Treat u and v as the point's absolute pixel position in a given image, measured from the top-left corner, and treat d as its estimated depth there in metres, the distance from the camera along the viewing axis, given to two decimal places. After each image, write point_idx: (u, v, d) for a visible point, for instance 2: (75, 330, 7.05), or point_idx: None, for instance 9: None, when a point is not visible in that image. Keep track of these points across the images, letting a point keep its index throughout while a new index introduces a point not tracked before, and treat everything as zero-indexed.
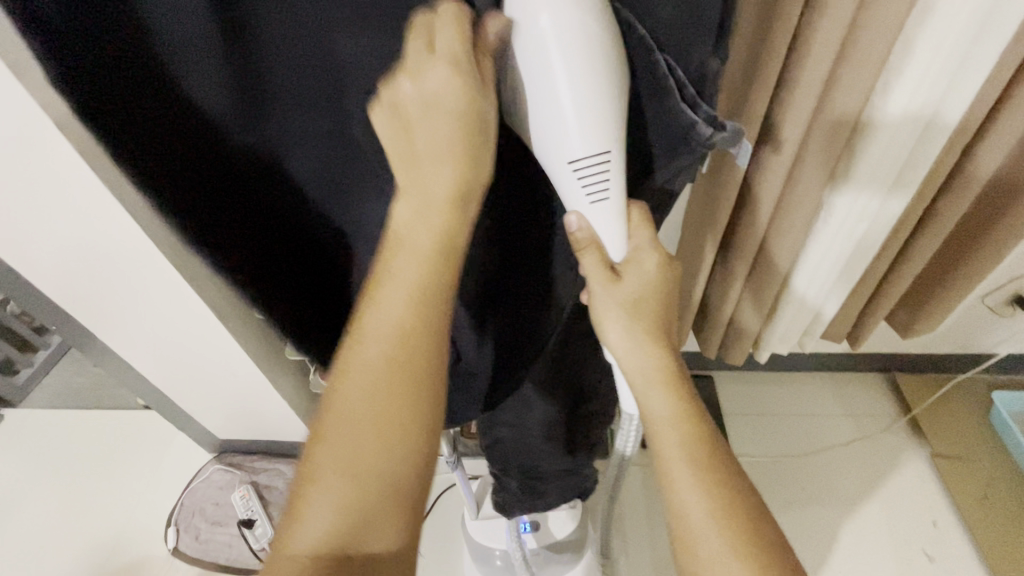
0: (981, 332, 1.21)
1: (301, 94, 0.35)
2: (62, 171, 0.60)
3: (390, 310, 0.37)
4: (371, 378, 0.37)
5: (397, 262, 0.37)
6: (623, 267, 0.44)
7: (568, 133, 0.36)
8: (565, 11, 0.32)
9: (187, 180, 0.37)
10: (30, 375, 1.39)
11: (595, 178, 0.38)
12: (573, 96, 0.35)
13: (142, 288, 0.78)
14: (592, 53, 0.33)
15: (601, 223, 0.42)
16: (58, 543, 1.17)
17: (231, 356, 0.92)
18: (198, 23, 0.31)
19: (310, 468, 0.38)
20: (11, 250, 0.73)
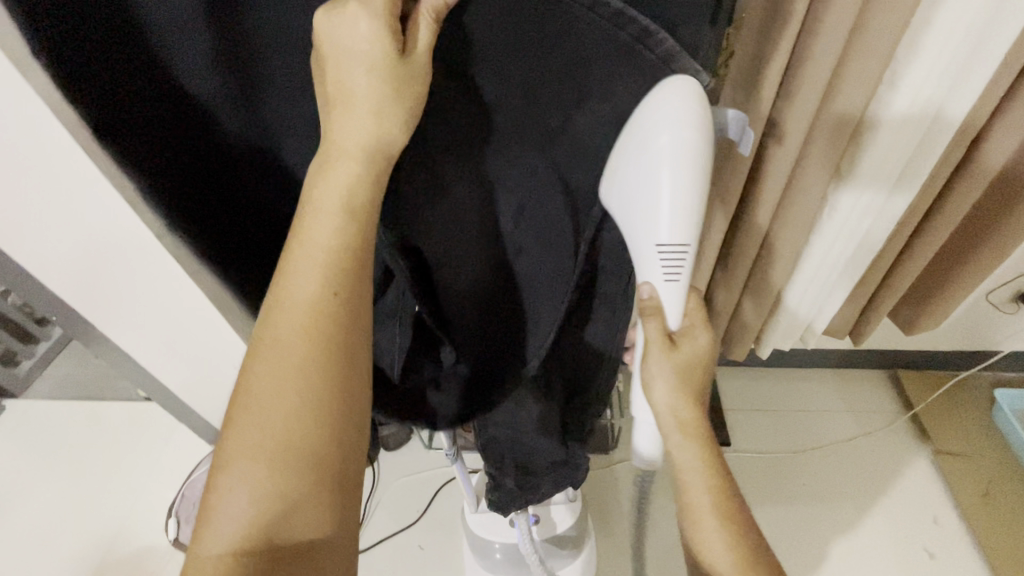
0: (985, 330, 1.21)
1: (285, 79, 0.38)
2: (60, 162, 0.59)
3: (301, 281, 0.36)
4: (281, 352, 0.36)
5: (308, 237, 0.37)
6: (680, 338, 0.49)
7: (662, 226, 0.42)
8: (686, 133, 0.38)
9: (174, 157, 0.40)
10: (33, 365, 1.40)
11: (675, 264, 0.44)
12: (672, 194, 0.41)
13: (142, 280, 0.78)
14: (696, 168, 0.40)
15: (669, 299, 0.47)
16: (59, 533, 1.17)
17: (231, 348, 0.92)
18: (188, 17, 0.34)
19: (223, 454, 0.36)
20: (11, 241, 0.72)
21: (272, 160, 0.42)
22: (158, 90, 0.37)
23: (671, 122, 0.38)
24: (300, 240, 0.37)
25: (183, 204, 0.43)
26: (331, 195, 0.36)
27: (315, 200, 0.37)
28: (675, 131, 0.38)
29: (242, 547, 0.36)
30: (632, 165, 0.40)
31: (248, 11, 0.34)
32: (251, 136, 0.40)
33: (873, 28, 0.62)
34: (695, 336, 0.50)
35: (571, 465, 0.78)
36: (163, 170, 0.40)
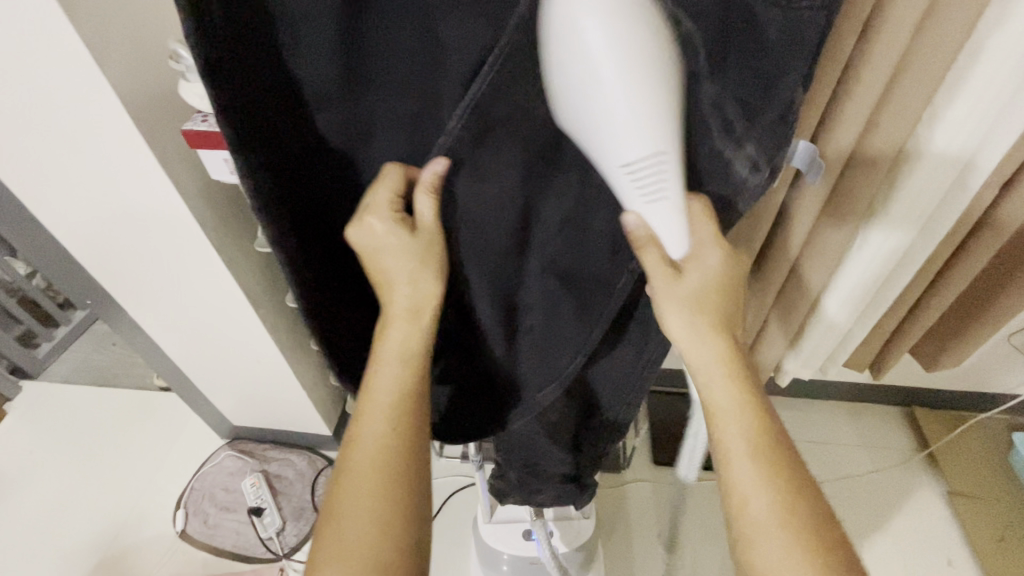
0: (1005, 372, 1.20)
1: (393, 74, 0.41)
2: (122, 149, 0.62)
3: (378, 397, 0.48)
4: (371, 427, 0.48)
5: (387, 342, 0.49)
6: (684, 263, 0.45)
7: (620, 133, 0.37)
8: (607, 16, 0.34)
9: (273, 146, 0.42)
10: (51, 349, 1.42)
11: (649, 179, 0.39)
12: (622, 96, 0.35)
13: (179, 268, 0.80)
14: (632, 54, 0.35)
15: (663, 224, 0.42)
16: (66, 517, 1.17)
17: (257, 341, 0.92)
18: (323, 10, 0.37)
19: (329, 527, 0.46)
20: (57, 222, 0.75)
21: (360, 150, 0.45)
22: (279, 77, 0.40)
23: (584, 5, 0.34)
24: (384, 343, 0.49)
25: (275, 195, 0.44)
26: (401, 349, 0.49)
27: (390, 315, 0.49)
28: (594, 14, 0.34)
29: None
30: (559, 58, 0.35)
31: (375, 13, 0.38)
32: (344, 127, 0.43)
33: (917, 68, 0.62)
34: (703, 257, 0.45)
35: (572, 484, 0.78)
36: (263, 162, 0.42)
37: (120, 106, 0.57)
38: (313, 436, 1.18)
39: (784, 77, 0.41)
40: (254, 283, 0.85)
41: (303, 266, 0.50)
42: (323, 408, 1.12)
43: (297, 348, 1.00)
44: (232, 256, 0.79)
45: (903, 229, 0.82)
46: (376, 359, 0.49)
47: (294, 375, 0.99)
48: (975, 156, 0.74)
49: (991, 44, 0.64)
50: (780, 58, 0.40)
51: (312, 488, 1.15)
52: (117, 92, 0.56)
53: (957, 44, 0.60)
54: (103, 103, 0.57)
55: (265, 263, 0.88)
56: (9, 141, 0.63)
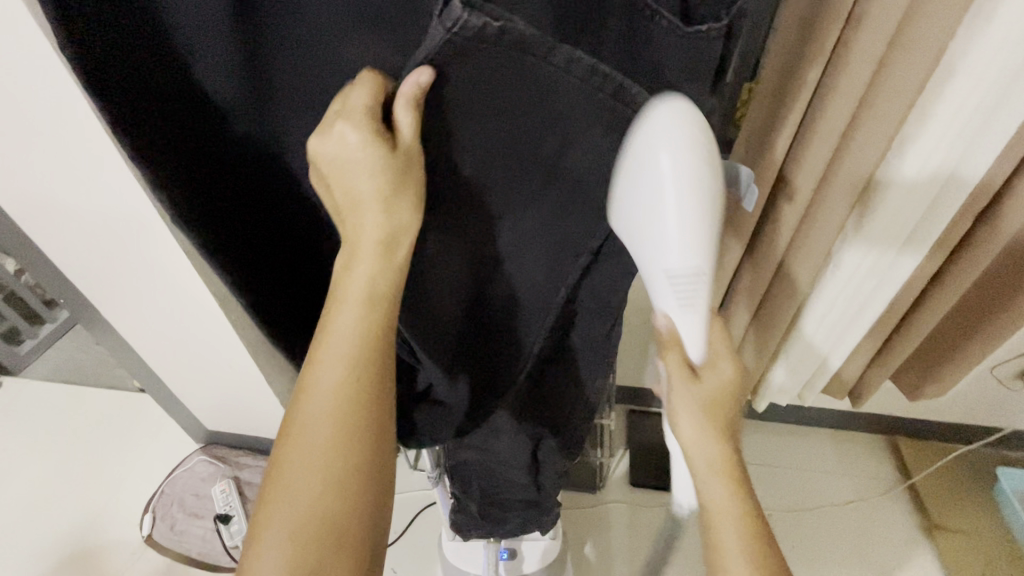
0: (990, 403, 1.18)
1: (302, 72, 0.39)
2: (91, 150, 0.62)
3: (331, 358, 0.42)
4: (325, 383, 0.43)
5: (344, 287, 0.42)
6: (704, 369, 0.45)
7: (668, 248, 0.39)
8: (683, 150, 0.36)
9: (183, 161, 0.42)
10: (34, 346, 1.42)
11: (687, 292, 0.41)
12: (677, 217, 0.38)
13: (147, 270, 0.79)
14: (700, 184, 0.37)
15: (686, 329, 0.43)
16: (34, 517, 1.16)
17: (227, 345, 0.91)
18: (213, 17, 0.37)
19: (276, 472, 0.44)
20: (29, 221, 0.75)
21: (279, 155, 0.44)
22: (180, 87, 0.40)
23: (670, 136, 0.36)
24: (342, 290, 0.42)
25: (199, 207, 0.44)
26: (360, 296, 0.41)
27: (354, 245, 0.41)
28: (672, 150, 0.36)
29: (288, 557, 0.43)
30: (631, 181, 0.38)
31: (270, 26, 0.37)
32: (255, 122, 0.42)
33: (885, 96, 0.62)
34: (720, 365, 0.46)
35: (533, 508, 0.77)
36: (161, 154, 0.41)
37: (87, 108, 0.57)
38: None
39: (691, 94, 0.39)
40: None
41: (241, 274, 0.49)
42: None
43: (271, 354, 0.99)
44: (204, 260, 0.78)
45: (880, 251, 0.82)
46: (332, 313, 0.43)
47: (266, 381, 0.98)
48: (945, 186, 0.74)
49: (959, 70, 0.63)
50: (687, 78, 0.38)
51: None
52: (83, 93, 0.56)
53: (924, 74, 0.60)
54: (70, 106, 0.57)
55: None
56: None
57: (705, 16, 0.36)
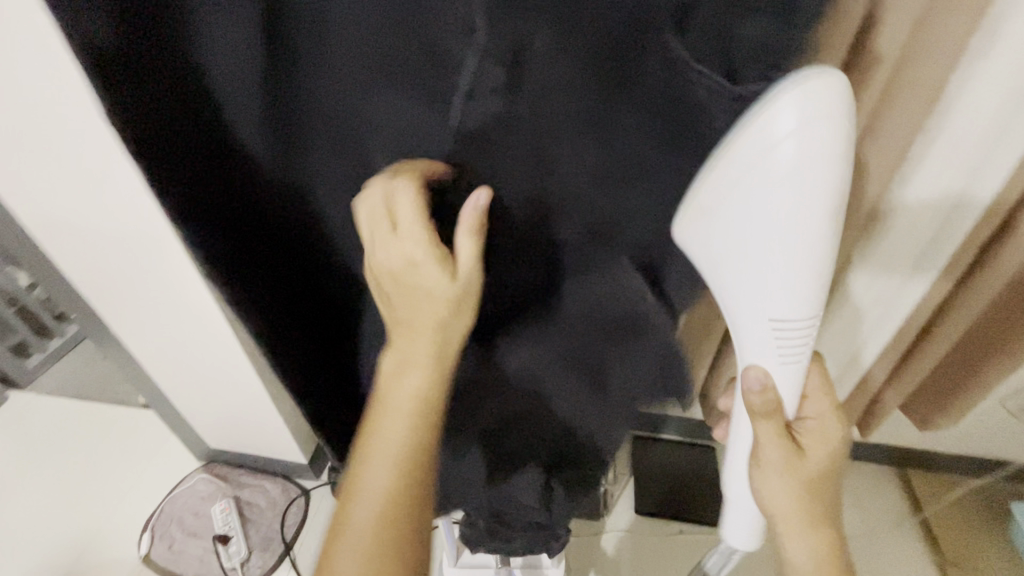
0: (1004, 437, 1.15)
1: (340, 136, 0.39)
2: (110, 166, 0.64)
3: (383, 443, 0.47)
4: (377, 466, 0.47)
5: (394, 381, 0.46)
6: (803, 441, 0.52)
7: (777, 294, 0.41)
8: (805, 186, 0.35)
9: (211, 204, 0.43)
10: (42, 359, 1.44)
11: (789, 336, 0.44)
12: (790, 263, 0.39)
13: (159, 285, 0.80)
14: (828, 222, 0.37)
15: (783, 379, 0.48)
16: (33, 532, 1.15)
17: (233, 362, 0.92)
18: (242, 74, 0.35)
19: (332, 546, 0.48)
20: (45, 235, 0.77)
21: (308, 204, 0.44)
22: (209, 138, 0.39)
23: (784, 150, 0.34)
24: (389, 383, 0.47)
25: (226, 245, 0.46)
26: (407, 388, 0.46)
27: (408, 344, 0.46)
28: (795, 181, 0.35)
29: None
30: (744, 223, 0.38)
31: (300, 83, 0.36)
32: (283, 176, 0.42)
33: None
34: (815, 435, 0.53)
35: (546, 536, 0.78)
36: (191, 199, 0.42)
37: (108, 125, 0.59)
38: (288, 465, 1.16)
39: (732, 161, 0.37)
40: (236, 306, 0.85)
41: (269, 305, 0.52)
42: (300, 435, 1.10)
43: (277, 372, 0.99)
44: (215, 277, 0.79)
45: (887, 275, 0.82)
46: (381, 402, 0.47)
47: (270, 400, 0.98)
48: (954, 210, 0.73)
49: (961, 103, 0.64)
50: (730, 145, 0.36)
51: (282, 518, 1.12)
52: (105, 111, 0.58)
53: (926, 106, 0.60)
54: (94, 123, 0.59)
55: None
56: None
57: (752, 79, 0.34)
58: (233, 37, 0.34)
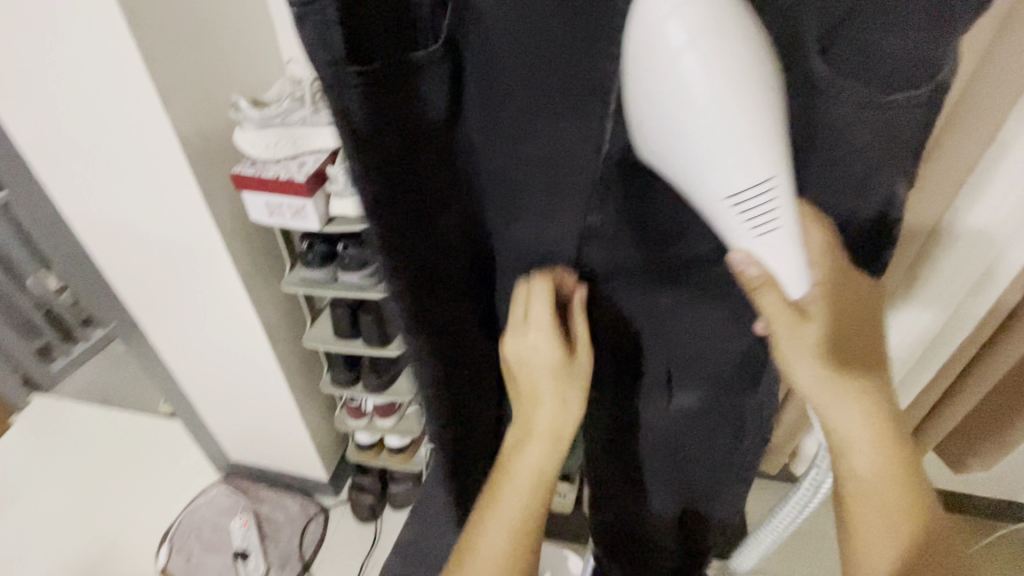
0: None
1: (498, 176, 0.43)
2: (169, 181, 0.64)
3: (496, 528, 0.42)
4: (484, 557, 0.41)
5: (514, 464, 0.42)
6: (812, 306, 0.38)
7: (722, 166, 0.32)
8: (698, 32, 0.29)
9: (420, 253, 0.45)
10: (67, 363, 1.45)
11: (762, 211, 0.34)
12: (722, 117, 0.30)
13: (201, 298, 0.80)
14: (732, 50, 0.29)
15: (781, 261, 0.36)
16: (51, 539, 1.15)
17: (267, 376, 0.91)
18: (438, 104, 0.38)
19: None
20: (94, 244, 0.77)
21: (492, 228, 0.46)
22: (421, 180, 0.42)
23: (673, 23, 0.29)
24: (512, 465, 0.42)
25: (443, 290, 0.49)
26: (529, 470, 0.42)
27: (532, 425, 0.42)
28: (682, 25, 0.29)
29: None
30: (649, 94, 0.31)
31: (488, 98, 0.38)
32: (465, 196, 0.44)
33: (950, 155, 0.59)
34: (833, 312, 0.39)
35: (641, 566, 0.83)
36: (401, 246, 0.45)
37: (175, 140, 0.60)
38: (310, 480, 1.15)
39: (881, 167, 0.38)
40: (277, 321, 0.85)
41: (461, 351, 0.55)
42: (324, 451, 1.10)
43: (308, 386, 0.99)
44: (259, 291, 0.79)
45: (931, 312, 0.80)
46: (498, 484, 0.43)
47: (300, 414, 0.98)
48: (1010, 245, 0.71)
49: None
50: (875, 151, 0.37)
51: (301, 534, 1.11)
52: (172, 126, 0.59)
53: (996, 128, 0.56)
54: (162, 138, 0.60)
55: (287, 301, 0.87)
56: (61, 163, 0.67)
57: (901, 89, 0.35)
58: (438, 81, 0.36)
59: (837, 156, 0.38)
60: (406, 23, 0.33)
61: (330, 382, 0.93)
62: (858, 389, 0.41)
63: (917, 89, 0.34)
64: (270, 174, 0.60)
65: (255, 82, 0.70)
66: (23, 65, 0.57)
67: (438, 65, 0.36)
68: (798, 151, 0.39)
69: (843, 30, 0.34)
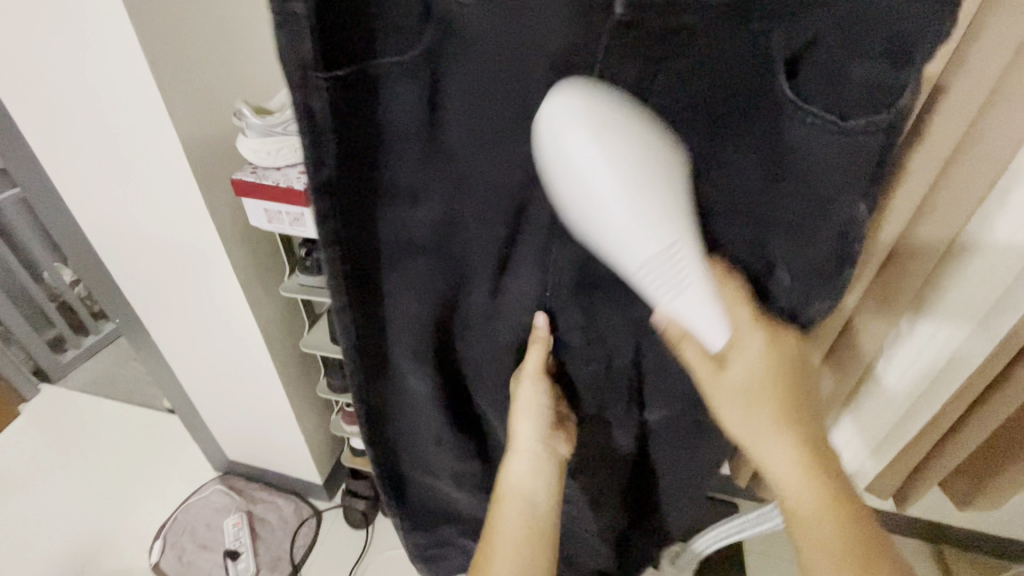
0: None
1: (448, 202, 0.43)
2: (172, 187, 0.66)
3: (504, 535, 0.51)
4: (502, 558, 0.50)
5: (512, 477, 0.54)
6: (730, 354, 0.41)
7: (629, 236, 0.35)
8: (592, 124, 0.33)
9: (378, 262, 0.45)
10: (76, 355, 1.47)
11: (671, 278, 0.37)
12: (617, 187, 0.34)
13: (200, 300, 0.81)
14: (624, 137, 0.34)
15: (695, 318, 0.39)
16: (48, 529, 1.16)
17: (263, 379, 0.92)
18: (412, 118, 0.38)
19: None
20: (100, 243, 0.79)
21: (465, 245, 0.45)
22: (381, 191, 0.41)
23: (569, 118, 0.33)
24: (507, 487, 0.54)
25: (396, 303, 0.48)
26: (522, 484, 0.53)
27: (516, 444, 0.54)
28: (580, 125, 0.33)
29: None
30: (553, 177, 0.35)
31: (459, 109, 0.38)
32: (434, 216, 0.43)
33: (960, 174, 0.57)
34: (745, 341, 0.41)
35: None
36: (359, 253, 0.44)
37: (177, 145, 0.61)
38: (304, 483, 1.15)
39: (843, 193, 0.38)
40: (274, 324, 0.86)
41: (422, 373, 0.53)
42: (318, 454, 1.10)
43: (303, 390, 0.99)
44: (256, 293, 0.80)
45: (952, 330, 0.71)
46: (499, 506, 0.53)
47: (294, 416, 0.98)
48: None
49: None
50: (841, 176, 0.37)
51: (292, 537, 1.11)
52: (175, 132, 0.60)
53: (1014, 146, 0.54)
54: (165, 146, 0.61)
55: (285, 305, 0.88)
56: (67, 162, 0.68)
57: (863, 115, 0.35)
58: (410, 87, 0.36)
59: (804, 181, 0.39)
60: (371, 27, 0.34)
61: (326, 387, 0.94)
62: (790, 428, 0.41)
63: (878, 110, 0.35)
64: (269, 182, 0.60)
65: (259, 89, 0.71)
66: (30, 64, 0.58)
67: (418, 67, 0.36)
68: (761, 161, 0.40)
69: (808, 53, 0.35)
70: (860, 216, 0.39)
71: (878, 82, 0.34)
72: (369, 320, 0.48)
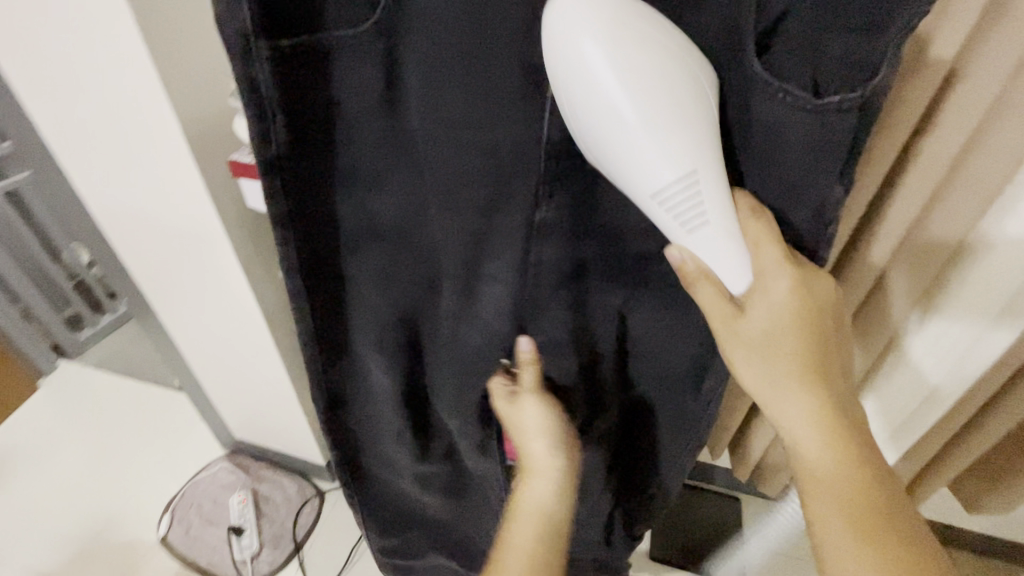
0: None
1: (406, 186, 0.48)
2: (171, 167, 0.66)
3: (516, 546, 0.53)
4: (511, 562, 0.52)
5: (528, 489, 0.58)
6: (748, 301, 0.41)
7: (645, 158, 0.37)
8: (607, 37, 0.35)
9: (330, 225, 0.50)
10: (92, 334, 1.51)
11: (686, 207, 0.38)
12: (631, 105, 0.35)
13: (203, 281, 0.83)
14: (640, 53, 0.35)
15: (709, 253, 0.40)
16: (64, 500, 1.20)
17: (266, 360, 0.93)
18: (364, 92, 0.42)
19: None
20: (105, 224, 0.80)
21: (421, 214, 0.49)
22: (331, 158, 0.46)
23: (585, 25, 0.35)
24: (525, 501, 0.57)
25: (351, 264, 0.53)
26: (536, 496, 0.57)
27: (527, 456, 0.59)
28: (595, 36, 0.34)
29: None
30: (568, 92, 0.37)
31: (411, 87, 0.42)
32: (384, 182, 0.48)
33: (977, 160, 0.54)
34: (768, 286, 0.41)
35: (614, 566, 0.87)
36: (310, 213, 0.49)
37: (174, 125, 0.61)
38: (308, 463, 1.17)
39: (818, 171, 0.40)
40: (274, 305, 0.86)
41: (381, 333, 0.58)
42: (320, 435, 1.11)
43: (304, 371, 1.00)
44: (255, 273, 0.80)
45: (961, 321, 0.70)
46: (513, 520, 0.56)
47: (296, 397, 0.99)
48: None
49: None
50: (815, 151, 0.39)
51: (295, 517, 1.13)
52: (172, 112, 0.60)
53: None
54: (163, 126, 0.62)
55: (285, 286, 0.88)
56: (70, 143, 0.69)
57: (837, 91, 0.37)
58: (358, 61, 0.40)
59: (781, 154, 0.40)
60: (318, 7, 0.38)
61: None
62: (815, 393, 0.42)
63: (854, 87, 0.36)
64: None
65: None
66: (27, 43, 0.59)
67: (372, 47, 0.40)
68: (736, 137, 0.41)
69: (780, 29, 0.36)
70: (836, 197, 0.41)
71: (858, 58, 0.36)
72: (324, 278, 0.53)
